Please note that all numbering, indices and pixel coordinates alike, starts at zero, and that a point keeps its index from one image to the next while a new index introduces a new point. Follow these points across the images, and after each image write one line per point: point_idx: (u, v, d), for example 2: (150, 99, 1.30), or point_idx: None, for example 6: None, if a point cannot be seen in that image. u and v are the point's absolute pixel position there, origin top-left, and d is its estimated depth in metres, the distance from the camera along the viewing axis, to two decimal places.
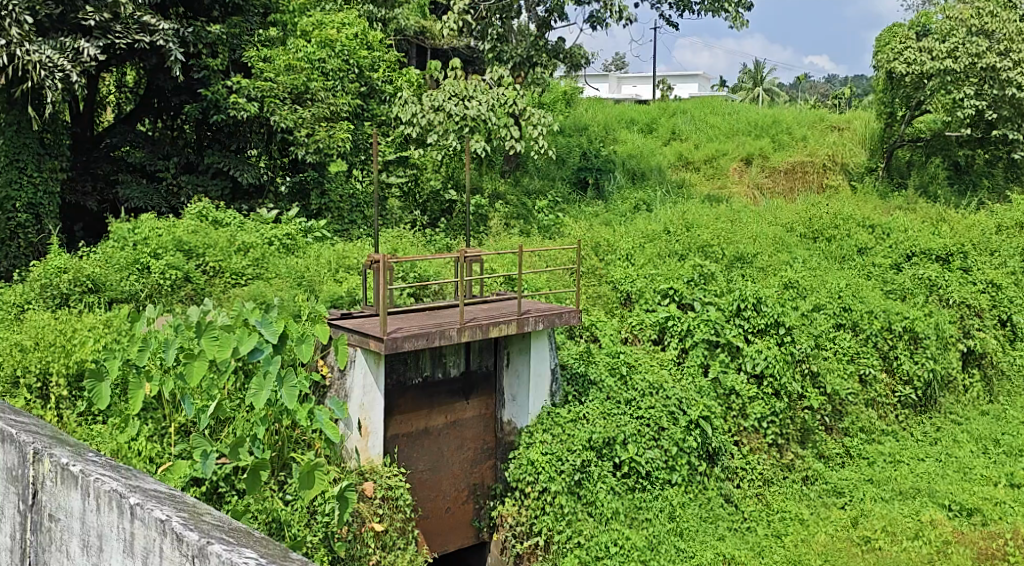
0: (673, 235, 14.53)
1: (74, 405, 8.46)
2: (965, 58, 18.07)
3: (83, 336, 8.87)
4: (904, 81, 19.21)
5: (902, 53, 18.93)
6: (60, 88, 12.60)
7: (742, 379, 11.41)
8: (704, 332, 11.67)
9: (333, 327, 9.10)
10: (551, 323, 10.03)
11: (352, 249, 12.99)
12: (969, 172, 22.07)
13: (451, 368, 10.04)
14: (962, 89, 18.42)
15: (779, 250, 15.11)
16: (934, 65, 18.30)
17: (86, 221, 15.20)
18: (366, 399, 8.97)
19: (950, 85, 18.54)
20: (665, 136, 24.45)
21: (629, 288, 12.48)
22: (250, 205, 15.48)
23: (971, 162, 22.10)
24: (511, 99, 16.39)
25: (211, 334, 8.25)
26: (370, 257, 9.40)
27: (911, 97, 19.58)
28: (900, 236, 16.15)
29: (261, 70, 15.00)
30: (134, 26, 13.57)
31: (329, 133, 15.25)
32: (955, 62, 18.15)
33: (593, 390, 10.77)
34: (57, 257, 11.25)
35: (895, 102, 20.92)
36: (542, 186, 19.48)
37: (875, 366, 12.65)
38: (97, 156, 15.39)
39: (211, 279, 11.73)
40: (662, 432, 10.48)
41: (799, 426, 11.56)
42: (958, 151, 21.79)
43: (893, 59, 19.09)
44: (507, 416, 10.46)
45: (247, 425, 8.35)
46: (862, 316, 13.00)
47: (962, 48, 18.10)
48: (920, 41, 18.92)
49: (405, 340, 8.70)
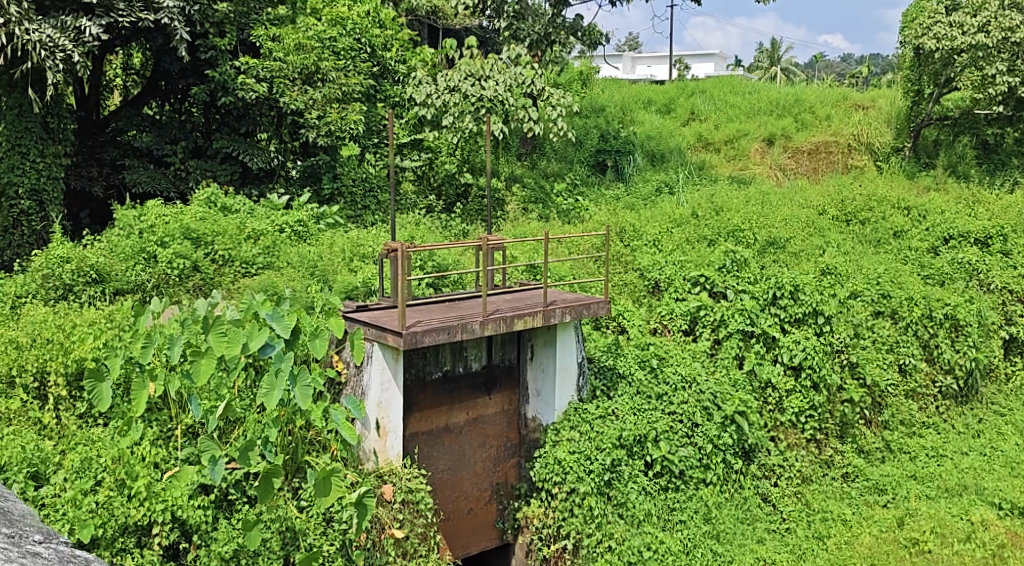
0: (701, 220, 13.95)
1: (74, 405, 8.00)
2: (998, 32, 17.28)
3: (83, 332, 8.33)
4: (933, 57, 18.45)
5: (931, 28, 18.19)
6: (61, 68, 12.09)
7: (778, 370, 10.78)
8: (739, 322, 11.07)
9: (349, 320, 8.58)
10: (579, 314, 9.40)
11: (366, 236, 12.44)
12: (998, 151, 21.34)
13: (471, 362, 9.54)
14: (994, 65, 17.67)
15: (812, 233, 14.46)
16: (965, 40, 17.55)
17: (92, 207, 14.65)
18: (385, 398, 8.40)
19: (982, 60, 17.78)
20: (684, 116, 23.80)
21: (657, 275, 11.87)
22: (261, 190, 14.96)
23: (1000, 142, 21.38)
24: (528, 79, 15.93)
25: (219, 330, 7.80)
26: (387, 246, 8.87)
27: (940, 74, 18.77)
28: (936, 219, 15.46)
29: (270, 49, 14.37)
30: (138, 4, 12.98)
31: (341, 115, 14.77)
32: (987, 37, 17.36)
33: (623, 384, 10.16)
34: (59, 245, 10.73)
35: (923, 80, 20.07)
36: (561, 169, 18.85)
37: (915, 355, 12.04)
38: (103, 140, 14.87)
39: (220, 269, 11.22)
40: (696, 428, 9.91)
41: (838, 420, 10.94)
42: (986, 129, 21.05)
43: (921, 35, 18.35)
44: (532, 413, 9.93)
45: (257, 427, 7.87)
46: (901, 303, 12.37)
47: (994, 23, 17.32)
48: (949, 15, 18.16)
49: (424, 335, 8.15)
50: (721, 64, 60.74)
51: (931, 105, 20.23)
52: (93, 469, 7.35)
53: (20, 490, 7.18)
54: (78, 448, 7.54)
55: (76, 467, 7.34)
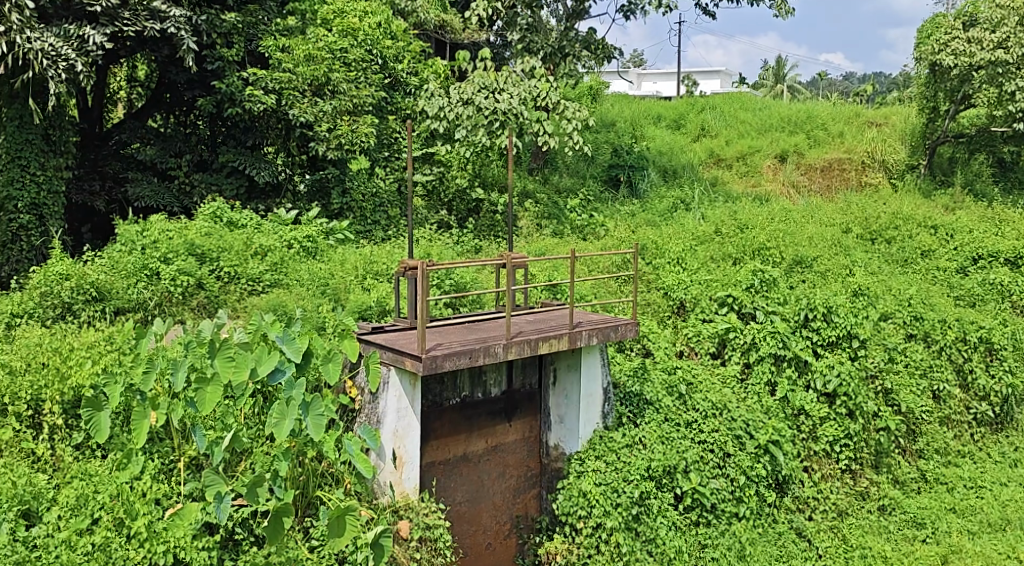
0: (724, 237, 13.47)
1: (70, 435, 7.50)
2: (1018, 48, 16.85)
3: (81, 356, 7.83)
4: (950, 73, 18.02)
5: (948, 44, 17.72)
6: (64, 79, 11.67)
7: (812, 397, 10.26)
8: (771, 346, 10.53)
9: (364, 343, 8.07)
10: (606, 337, 8.85)
11: (379, 253, 11.95)
12: (1015, 169, 20.86)
13: (491, 387, 9.04)
14: (1014, 82, 17.15)
15: (837, 251, 13.93)
16: (984, 56, 17.10)
17: (94, 222, 14.21)
18: (401, 426, 7.87)
19: (1001, 77, 17.28)
20: (694, 132, 23.36)
21: (682, 295, 11.37)
22: (268, 205, 14.51)
23: (1017, 160, 20.92)
24: (543, 93, 15.44)
25: (226, 354, 7.31)
26: (404, 264, 8.39)
27: (959, 91, 18.27)
28: (964, 238, 14.95)
29: (279, 60, 13.95)
30: (143, 13, 12.56)
31: (352, 128, 14.37)
32: (1007, 53, 16.93)
33: (650, 410, 9.63)
34: (59, 261, 10.25)
35: (938, 96, 19.42)
36: (573, 184, 18.37)
37: (950, 381, 11.50)
38: (106, 153, 14.44)
39: (225, 287, 10.78)
40: (728, 459, 9.37)
41: (874, 449, 10.39)
42: (1003, 147, 20.59)
43: (938, 51, 17.89)
44: (554, 441, 9.41)
45: (267, 460, 7.39)
46: (934, 326, 11.83)
47: (1015, 38, 16.87)
48: (967, 31, 17.69)
49: (445, 359, 7.63)
50: (726, 80, 60.60)
51: (948, 122, 19.75)
52: (90, 507, 6.90)
53: (10, 530, 6.71)
54: (73, 483, 7.07)
55: (71, 504, 6.91)
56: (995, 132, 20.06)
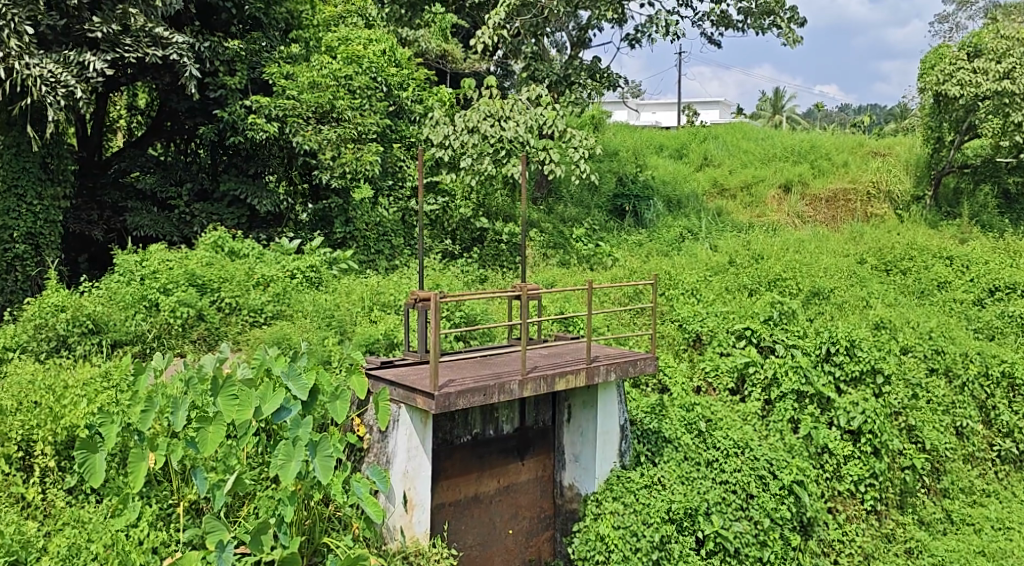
0: (739, 268, 13.16)
1: (63, 479, 7.13)
2: None
3: (76, 395, 7.45)
4: (955, 104, 17.77)
5: (953, 74, 17.49)
6: (63, 106, 11.39)
7: (835, 435, 9.90)
8: (793, 382, 10.19)
9: (372, 378, 7.68)
10: (624, 372, 8.46)
11: (386, 284, 11.61)
12: (1020, 201, 20.52)
13: (503, 424, 8.66)
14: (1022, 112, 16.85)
15: (852, 282, 13.60)
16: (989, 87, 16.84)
17: (92, 252, 13.84)
18: (411, 466, 7.45)
19: (1008, 107, 17.00)
20: (697, 162, 23.13)
21: (698, 328, 11.01)
22: (270, 234, 14.20)
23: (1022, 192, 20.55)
24: (549, 121, 15.10)
25: (229, 392, 6.97)
26: (415, 296, 8.02)
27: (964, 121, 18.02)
28: (980, 270, 14.62)
29: (283, 87, 13.67)
30: (145, 39, 12.29)
31: (356, 156, 14.06)
32: (1013, 84, 16.67)
33: (669, 449, 9.26)
34: (55, 293, 9.91)
35: (943, 127, 19.16)
36: (578, 213, 18.09)
37: (973, 417, 11.08)
38: (104, 183, 14.13)
39: (225, 318, 10.45)
40: (751, 500, 8.93)
41: (898, 489, 10.03)
42: (1009, 178, 20.31)
43: (942, 81, 17.67)
44: (569, 481, 9.02)
45: (271, 505, 6.99)
46: (955, 359, 11.45)
47: (1021, 69, 16.62)
48: (971, 62, 17.45)
49: (458, 396, 7.25)
50: (725, 110, 60.68)
51: (953, 152, 19.45)
52: (83, 557, 6.55)
53: None
54: (65, 531, 6.71)
55: (62, 554, 6.55)
56: (1001, 163, 19.80)
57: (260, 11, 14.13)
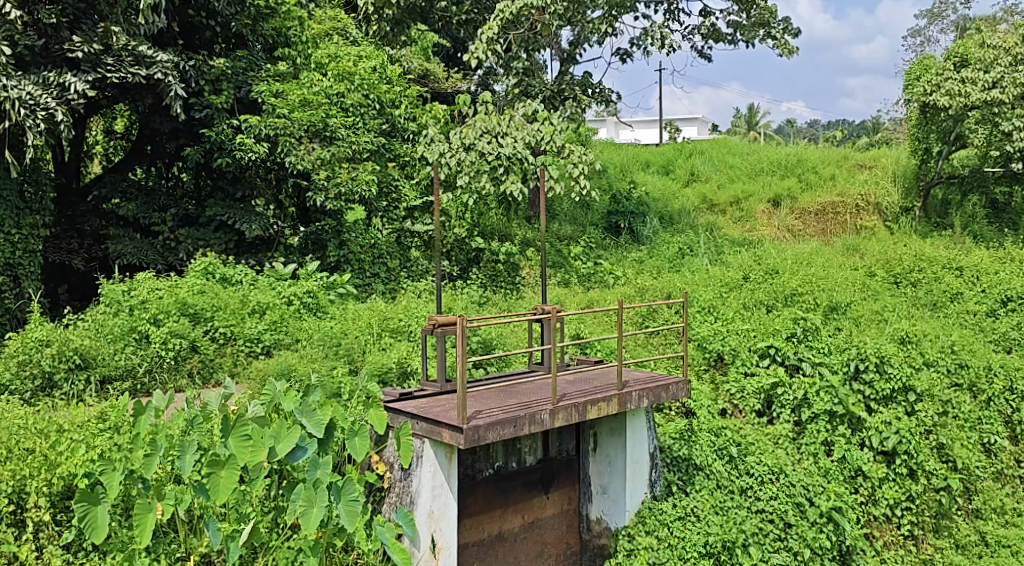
0: (753, 284, 12.73)
1: (59, 534, 6.53)
2: (1013, 88, 16.03)
3: (72, 440, 6.85)
4: (942, 114, 17.29)
5: (940, 84, 16.91)
6: (43, 129, 10.80)
7: (868, 457, 9.49)
8: (824, 403, 9.80)
9: (391, 411, 7.11)
10: (657, 398, 7.97)
11: (392, 308, 11.10)
12: (1008, 209, 20.17)
13: (526, 456, 8.13)
14: (1010, 120, 16.35)
15: (864, 295, 13.22)
16: (979, 96, 16.32)
17: (72, 282, 13.21)
18: (436, 507, 6.91)
19: (996, 115, 16.46)
20: (685, 177, 22.78)
21: (720, 347, 10.60)
22: (259, 259, 13.63)
23: (1010, 201, 20.18)
24: (547, 136, 14.35)
25: (241, 432, 6.45)
26: (435, 321, 7.48)
27: (950, 131, 17.61)
28: (993, 280, 14.24)
29: (273, 105, 13.11)
30: (127, 58, 11.70)
31: (351, 176, 13.60)
32: (1002, 93, 16.11)
33: (701, 477, 8.83)
34: (38, 327, 9.30)
35: (930, 137, 18.77)
36: (574, 232, 17.66)
37: (1001, 433, 10.56)
38: (84, 210, 13.48)
39: (221, 349, 9.89)
40: (790, 530, 8.45)
41: (934, 512, 9.48)
42: (996, 188, 19.91)
43: (929, 92, 17.09)
44: (596, 514, 8.50)
45: (291, 555, 6.55)
46: (980, 374, 10.95)
47: (1009, 78, 16.07)
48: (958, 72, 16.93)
49: (487, 430, 6.70)
50: (702, 126, 60.72)
51: (941, 162, 19.09)
52: None
53: None
54: None
55: None
56: (989, 172, 19.45)
57: (246, 27, 13.63)
